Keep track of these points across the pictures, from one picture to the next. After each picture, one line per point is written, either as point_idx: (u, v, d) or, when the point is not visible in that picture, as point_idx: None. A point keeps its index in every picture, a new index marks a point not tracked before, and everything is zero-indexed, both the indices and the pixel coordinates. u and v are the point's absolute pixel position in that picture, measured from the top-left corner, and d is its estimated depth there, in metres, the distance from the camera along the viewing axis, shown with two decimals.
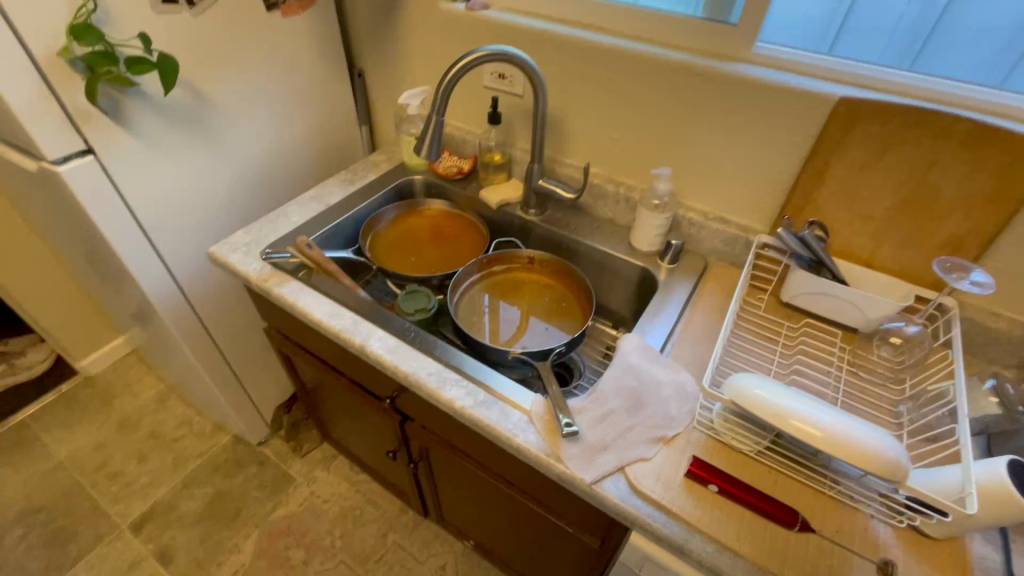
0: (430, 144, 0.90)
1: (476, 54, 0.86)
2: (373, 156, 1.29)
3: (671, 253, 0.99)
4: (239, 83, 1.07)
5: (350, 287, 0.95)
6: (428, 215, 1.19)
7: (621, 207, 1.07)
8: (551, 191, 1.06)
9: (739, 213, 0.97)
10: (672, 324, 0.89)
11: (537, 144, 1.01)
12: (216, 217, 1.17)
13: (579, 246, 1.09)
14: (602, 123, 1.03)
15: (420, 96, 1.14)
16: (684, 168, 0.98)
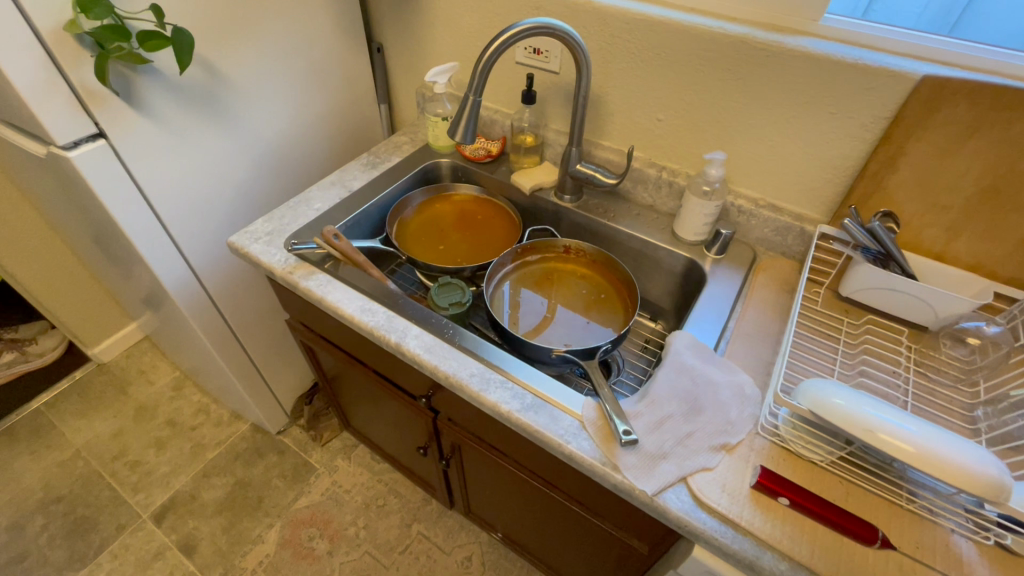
0: (466, 126, 0.84)
1: (516, 28, 0.78)
2: (395, 138, 1.22)
3: (718, 243, 0.93)
4: (254, 59, 1.00)
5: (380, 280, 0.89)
6: (455, 201, 1.14)
7: (663, 193, 1.01)
8: (589, 176, 1.00)
9: (794, 200, 0.91)
10: (725, 320, 0.84)
11: (577, 125, 0.94)
12: (232, 204, 1.11)
13: (618, 234, 1.03)
14: (647, 103, 0.96)
15: (447, 73, 1.06)
16: (735, 151, 0.92)
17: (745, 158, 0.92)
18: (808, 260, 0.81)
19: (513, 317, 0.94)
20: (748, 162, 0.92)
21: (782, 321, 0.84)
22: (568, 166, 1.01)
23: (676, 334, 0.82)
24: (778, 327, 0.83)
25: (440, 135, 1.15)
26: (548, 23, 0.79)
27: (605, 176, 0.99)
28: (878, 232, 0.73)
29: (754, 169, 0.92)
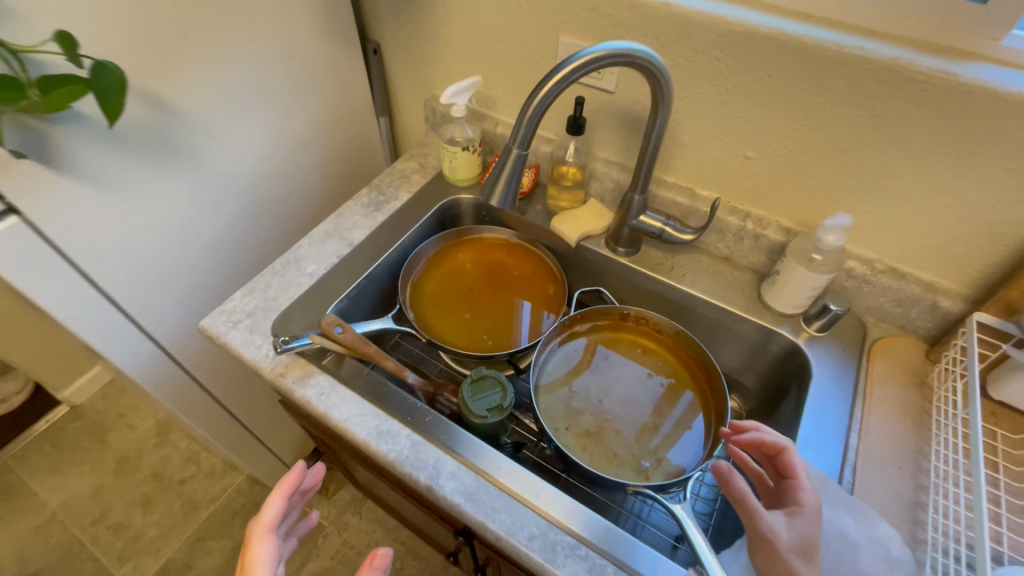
0: (506, 189, 0.63)
1: (578, 61, 0.55)
2: (401, 165, 0.99)
3: (825, 319, 0.73)
4: (214, 83, 0.76)
5: (400, 373, 0.73)
6: (482, 249, 0.92)
7: (746, 246, 0.81)
8: (657, 230, 0.78)
9: (925, 265, 0.71)
10: (844, 434, 0.66)
11: (644, 170, 0.73)
12: (206, 262, 0.89)
13: (687, 297, 0.83)
14: (733, 136, 0.74)
15: (467, 91, 0.83)
16: (852, 203, 0.71)
17: (864, 212, 0.71)
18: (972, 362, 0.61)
19: (566, 416, 0.75)
20: (869, 218, 0.71)
21: (918, 434, 0.66)
22: (628, 216, 0.79)
23: None
24: (914, 443, 0.65)
25: (458, 167, 0.91)
26: (622, 49, 0.56)
27: (679, 229, 0.77)
28: None
29: (875, 225, 0.72)
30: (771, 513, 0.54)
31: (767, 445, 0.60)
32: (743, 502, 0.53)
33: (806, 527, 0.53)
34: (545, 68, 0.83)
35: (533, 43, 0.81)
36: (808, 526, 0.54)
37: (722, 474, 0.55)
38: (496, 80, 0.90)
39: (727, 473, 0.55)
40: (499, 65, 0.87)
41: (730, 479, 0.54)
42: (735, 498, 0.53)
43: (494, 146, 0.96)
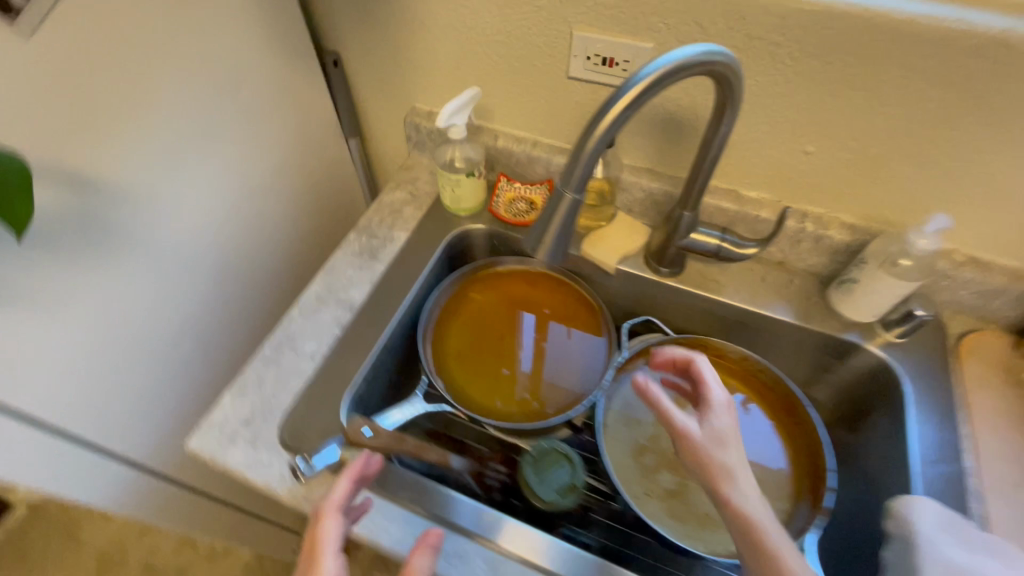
0: (557, 244, 0.50)
1: (643, 80, 0.43)
2: (387, 197, 0.84)
3: (909, 326, 0.66)
4: (146, 139, 0.59)
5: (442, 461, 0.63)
6: (504, 285, 0.80)
7: (804, 249, 0.72)
8: (710, 248, 0.68)
9: (1010, 252, 0.64)
10: (959, 458, 0.59)
11: (699, 185, 0.61)
12: (183, 358, 0.73)
13: (745, 314, 0.74)
14: (789, 130, 0.64)
15: (466, 107, 0.68)
16: (931, 193, 0.63)
17: (945, 202, 0.63)
18: None
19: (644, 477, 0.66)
20: (950, 208, 0.63)
21: None
22: (678, 235, 0.68)
23: (908, 497, 0.57)
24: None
25: (462, 197, 0.77)
26: (696, 57, 0.44)
27: (738, 244, 0.67)
28: None
29: (955, 215, 0.64)
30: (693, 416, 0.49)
31: (681, 361, 0.56)
32: (664, 411, 0.48)
33: (729, 431, 0.47)
34: (554, 68, 0.69)
35: (537, 40, 0.67)
36: (722, 414, 0.48)
37: (640, 387, 0.50)
38: (492, 86, 0.75)
39: (644, 385, 0.50)
40: (494, 68, 0.73)
41: (650, 393, 0.49)
42: (656, 408, 0.49)
43: (495, 162, 0.82)
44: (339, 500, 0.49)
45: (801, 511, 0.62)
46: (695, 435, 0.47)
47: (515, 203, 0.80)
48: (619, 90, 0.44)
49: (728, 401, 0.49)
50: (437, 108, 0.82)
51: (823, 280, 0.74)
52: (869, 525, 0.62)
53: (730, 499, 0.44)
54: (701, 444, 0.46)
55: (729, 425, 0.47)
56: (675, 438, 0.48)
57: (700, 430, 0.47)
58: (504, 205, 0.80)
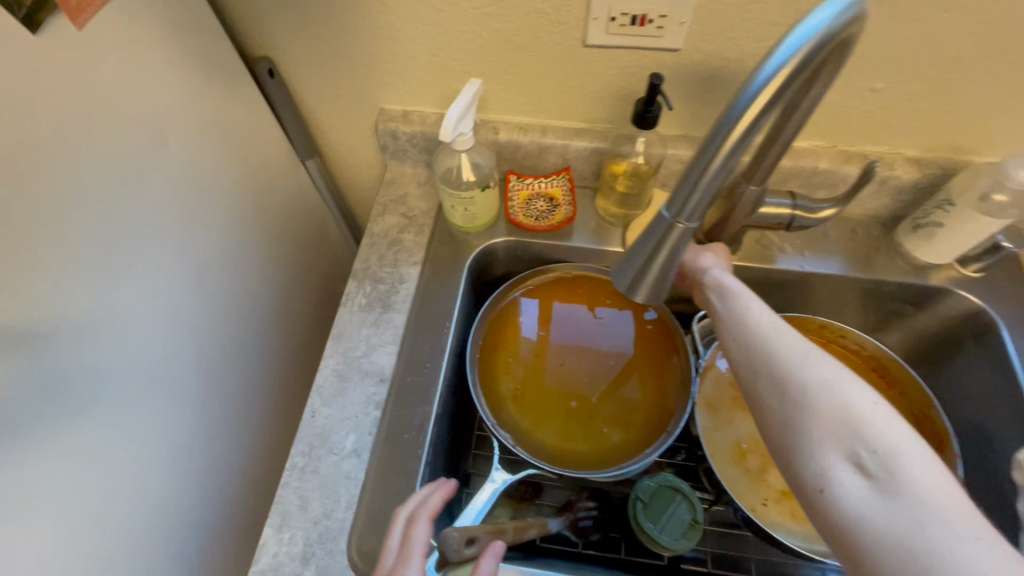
0: (661, 277, 0.42)
1: (779, 73, 0.32)
2: (379, 226, 0.70)
3: (990, 259, 0.62)
4: (64, 252, 0.42)
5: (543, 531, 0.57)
6: (542, 300, 0.69)
7: (866, 194, 0.65)
8: (779, 219, 0.59)
9: None
10: None
11: (773, 156, 0.51)
12: (197, 482, 0.60)
13: (812, 277, 0.67)
14: (855, 67, 0.54)
15: (471, 109, 0.54)
16: (1012, 113, 0.56)
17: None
18: None
19: (754, 484, 0.61)
20: None
21: None
22: (745, 211, 0.58)
23: None
24: None
25: (477, 213, 0.64)
26: (842, 20, 0.32)
27: (812, 208, 0.58)
28: None
29: None
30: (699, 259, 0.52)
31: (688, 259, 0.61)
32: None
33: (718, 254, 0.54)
34: (564, 37, 0.55)
35: (540, 5, 0.53)
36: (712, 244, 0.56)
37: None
38: (483, 71, 0.61)
39: None
40: (485, 49, 0.58)
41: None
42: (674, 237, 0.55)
43: (500, 159, 0.69)
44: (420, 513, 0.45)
45: None
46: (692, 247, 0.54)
47: (533, 201, 0.68)
48: (744, 91, 0.33)
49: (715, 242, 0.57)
50: (414, 106, 0.67)
51: (882, 221, 0.68)
52: (986, 473, 0.60)
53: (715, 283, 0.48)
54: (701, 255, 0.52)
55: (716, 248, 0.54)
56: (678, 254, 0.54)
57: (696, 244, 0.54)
58: (521, 207, 0.68)
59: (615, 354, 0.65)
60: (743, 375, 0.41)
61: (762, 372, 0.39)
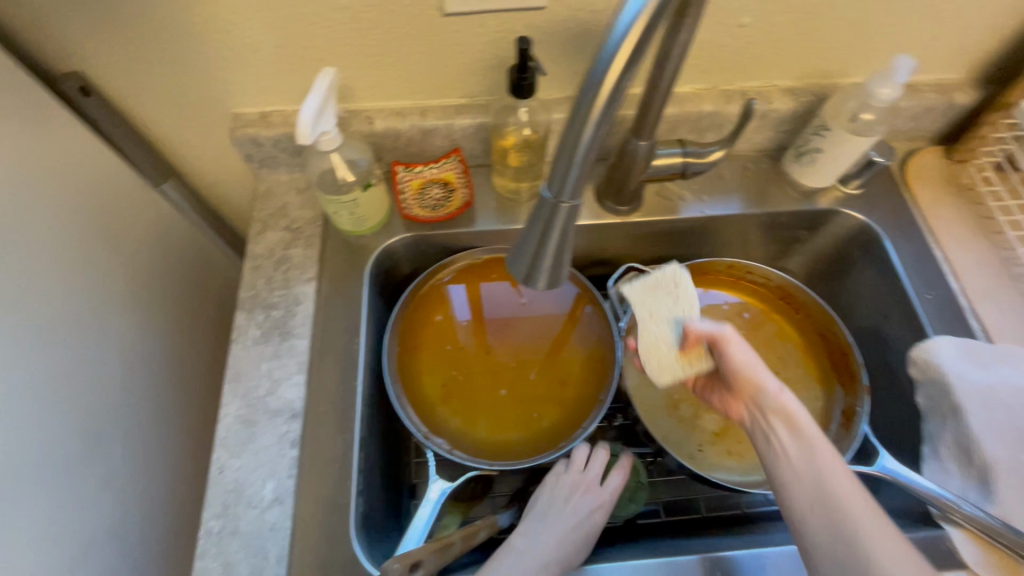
0: (558, 260, 0.39)
1: (640, 21, 0.29)
2: (261, 245, 0.62)
3: (866, 175, 0.65)
4: None
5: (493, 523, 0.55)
6: (453, 292, 0.65)
7: (751, 129, 0.66)
8: (671, 169, 0.59)
9: (935, 68, 0.63)
10: (945, 286, 0.62)
11: (652, 108, 0.50)
12: (103, 571, 0.53)
13: (714, 220, 0.68)
14: (724, 4, 0.53)
15: (329, 106, 0.49)
16: (869, 33, 0.57)
17: (881, 38, 0.58)
18: None
19: (689, 432, 0.62)
20: (886, 42, 0.59)
21: (994, 245, 0.64)
22: (637, 167, 0.58)
23: (924, 342, 0.59)
24: (996, 256, 0.63)
25: (366, 214, 0.58)
26: None
27: (702, 153, 0.58)
28: None
29: (891, 49, 0.60)
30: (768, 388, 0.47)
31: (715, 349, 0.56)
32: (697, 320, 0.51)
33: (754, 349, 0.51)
34: (419, 8, 0.50)
35: None
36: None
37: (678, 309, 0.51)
38: (339, 57, 0.54)
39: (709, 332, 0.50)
40: (334, 31, 0.52)
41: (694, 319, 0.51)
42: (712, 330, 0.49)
43: (381, 151, 0.63)
44: (592, 476, 0.58)
45: (837, 398, 0.62)
46: (735, 342, 0.49)
47: (426, 190, 0.61)
48: (607, 43, 0.29)
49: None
50: (272, 106, 0.59)
51: (769, 153, 0.70)
52: (887, 375, 0.65)
53: (777, 405, 0.46)
54: (749, 359, 0.49)
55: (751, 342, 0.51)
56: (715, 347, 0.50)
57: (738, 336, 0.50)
58: (414, 199, 0.62)
59: (538, 333, 0.64)
60: (821, 541, 0.40)
61: (840, 528, 0.40)
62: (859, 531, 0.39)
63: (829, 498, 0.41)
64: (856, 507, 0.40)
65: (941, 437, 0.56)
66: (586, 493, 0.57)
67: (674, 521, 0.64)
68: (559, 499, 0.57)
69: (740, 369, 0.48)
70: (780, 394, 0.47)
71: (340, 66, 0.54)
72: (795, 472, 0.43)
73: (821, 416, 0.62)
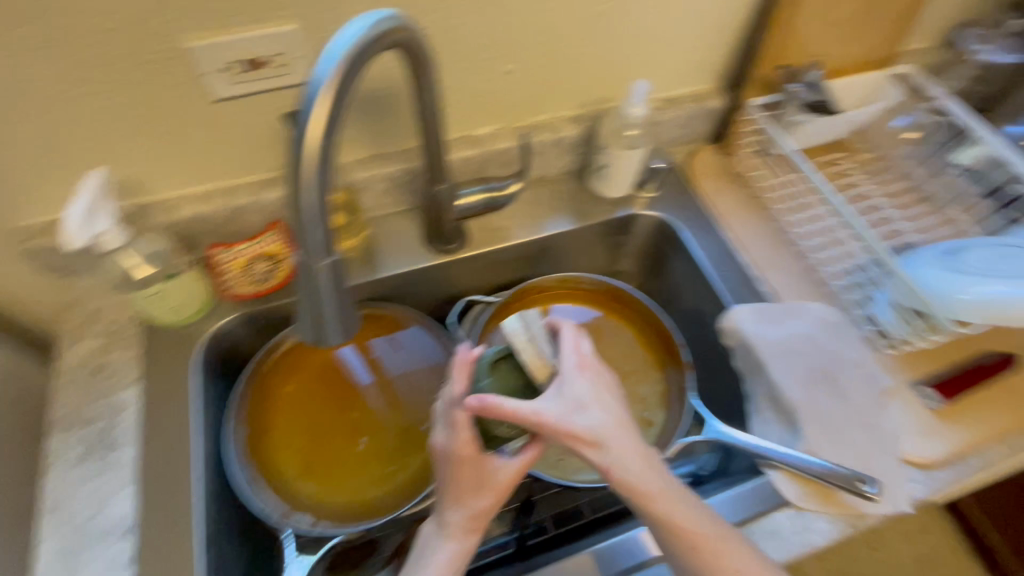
0: (343, 314, 0.40)
1: (329, 84, 0.32)
2: (73, 358, 0.58)
3: (655, 178, 0.74)
4: None
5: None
6: (298, 360, 0.65)
7: (549, 156, 0.73)
8: (481, 204, 0.64)
9: (684, 84, 0.74)
10: (735, 262, 0.71)
11: (433, 156, 0.55)
12: None
13: (539, 242, 0.74)
14: (481, 56, 0.59)
15: (103, 205, 0.49)
16: (617, 64, 0.67)
17: (629, 67, 0.68)
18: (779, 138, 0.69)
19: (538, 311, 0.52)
20: (635, 69, 0.68)
21: (767, 219, 0.75)
22: (447, 209, 0.63)
23: (728, 313, 0.67)
24: (770, 227, 0.74)
25: (180, 304, 0.58)
26: (377, 29, 0.35)
27: (503, 185, 0.63)
28: (814, 83, 0.72)
29: (642, 74, 0.69)
30: (593, 452, 0.44)
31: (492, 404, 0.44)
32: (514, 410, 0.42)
33: (595, 403, 0.45)
34: (189, 97, 0.51)
35: (141, 72, 0.48)
36: (585, 385, 0.45)
37: (475, 408, 0.42)
38: (120, 154, 0.54)
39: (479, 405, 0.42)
40: (105, 130, 0.51)
41: (521, 410, 0.42)
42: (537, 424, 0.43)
43: (194, 236, 0.62)
44: (460, 447, 0.43)
45: (673, 378, 0.69)
46: (561, 428, 0.43)
47: (252, 266, 0.61)
48: (305, 107, 0.32)
49: (582, 365, 0.46)
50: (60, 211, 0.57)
51: (575, 174, 0.78)
52: (712, 347, 0.72)
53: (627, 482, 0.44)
54: (579, 435, 0.43)
55: (586, 397, 0.44)
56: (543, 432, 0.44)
57: (561, 415, 0.43)
58: (239, 277, 0.61)
59: (391, 382, 0.65)
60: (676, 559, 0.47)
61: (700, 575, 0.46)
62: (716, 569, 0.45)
63: (683, 548, 0.46)
64: (710, 555, 0.45)
65: (756, 393, 0.63)
66: (466, 465, 0.44)
67: (561, 533, 0.66)
68: (442, 478, 0.46)
69: (571, 447, 0.44)
70: (607, 470, 0.44)
71: (121, 163, 0.54)
72: (653, 531, 0.47)
73: (662, 397, 0.68)
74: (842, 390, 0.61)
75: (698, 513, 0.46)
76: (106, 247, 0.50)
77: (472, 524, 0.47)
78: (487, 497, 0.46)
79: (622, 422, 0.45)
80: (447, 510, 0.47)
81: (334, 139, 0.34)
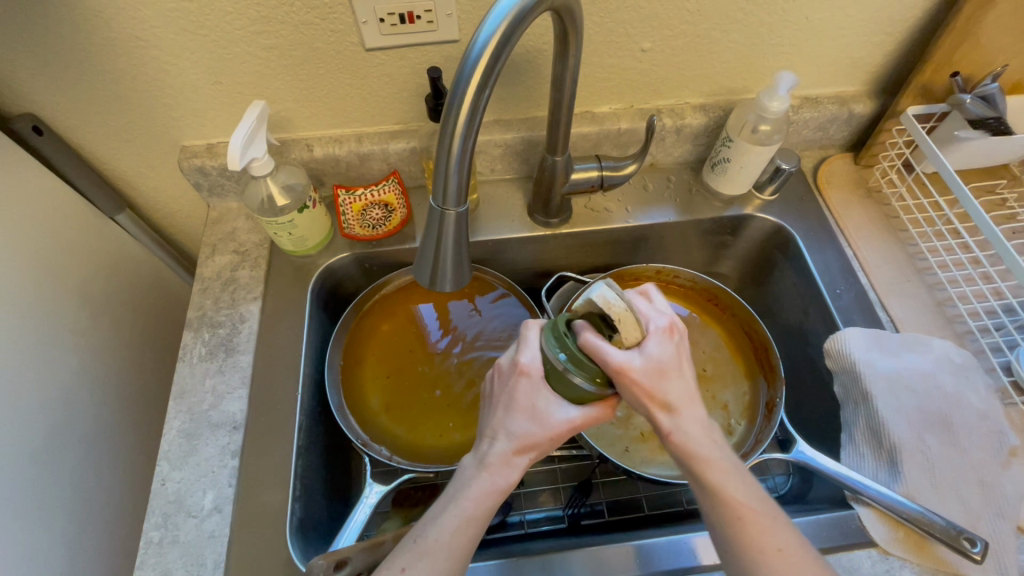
0: (458, 261, 0.42)
1: (493, 40, 0.33)
2: (209, 268, 0.66)
3: (779, 180, 0.69)
4: None
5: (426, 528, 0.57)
6: (397, 305, 0.69)
7: (667, 143, 0.71)
8: (593, 180, 0.62)
9: (831, 83, 0.68)
10: (854, 282, 0.66)
11: (557, 126, 0.54)
12: None
13: (642, 230, 0.72)
14: (620, 31, 0.58)
15: (257, 134, 0.53)
16: (761, 53, 0.63)
17: (772, 57, 0.63)
18: (935, 152, 0.62)
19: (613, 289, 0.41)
20: (779, 60, 0.64)
21: (899, 241, 0.68)
22: (557, 181, 0.63)
23: (836, 334, 0.62)
24: (901, 250, 0.68)
25: (305, 235, 0.62)
26: None
27: (618, 166, 0.62)
28: (994, 98, 0.62)
29: (786, 66, 0.65)
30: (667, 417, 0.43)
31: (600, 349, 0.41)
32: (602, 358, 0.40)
33: (676, 372, 0.43)
34: (343, 44, 0.55)
35: (307, 16, 0.52)
36: (662, 350, 0.42)
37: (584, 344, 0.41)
38: (276, 90, 0.59)
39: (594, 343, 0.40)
40: (268, 67, 0.56)
41: (599, 347, 0.40)
42: (604, 366, 0.40)
43: (325, 175, 0.67)
44: (527, 362, 0.44)
45: (762, 391, 0.66)
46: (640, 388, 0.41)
47: (368, 212, 0.64)
48: (466, 61, 0.34)
49: (669, 330, 0.43)
50: (218, 137, 0.64)
51: (690, 165, 0.75)
52: (810, 367, 0.68)
53: (685, 444, 0.44)
54: (655, 397, 0.42)
55: (674, 366, 0.43)
56: (623, 387, 0.41)
57: (646, 375, 0.41)
58: (355, 219, 0.64)
59: (478, 340, 0.67)
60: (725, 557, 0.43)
61: (742, 553, 0.41)
62: (758, 550, 0.41)
63: (728, 522, 0.42)
64: (757, 534, 0.41)
65: (855, 423, 0.59)
66: (525, 384, 0.45)
67: (616, 521, 0.66)
68: (494, 403, 0.47)
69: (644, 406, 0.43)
70: (673, 433, 0.43)
71: (275, 98, 0.59)
72: (698, 496, 0.44)
73: (747, 409, 0.65)
74: (957, 439, 0.55)
75: (749, 488, 0.43)
76: (256, 172, 0.55)
77: (510, 459, 0.44)
78: (537, 428, 0.44)
79: (685, 382, 0.44)
80: (486, 438, 0.46)
81: (487, 93, 0.35)
